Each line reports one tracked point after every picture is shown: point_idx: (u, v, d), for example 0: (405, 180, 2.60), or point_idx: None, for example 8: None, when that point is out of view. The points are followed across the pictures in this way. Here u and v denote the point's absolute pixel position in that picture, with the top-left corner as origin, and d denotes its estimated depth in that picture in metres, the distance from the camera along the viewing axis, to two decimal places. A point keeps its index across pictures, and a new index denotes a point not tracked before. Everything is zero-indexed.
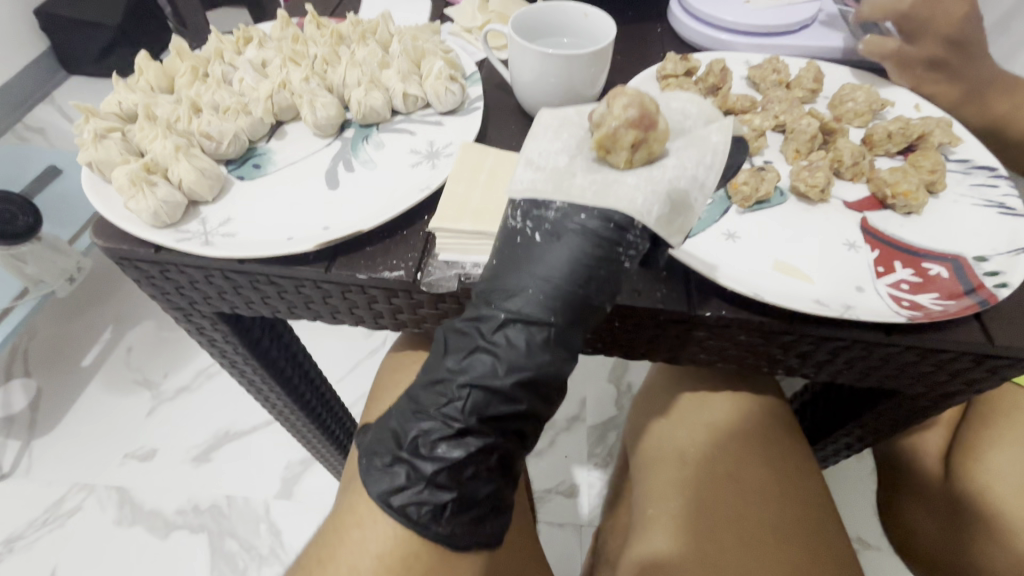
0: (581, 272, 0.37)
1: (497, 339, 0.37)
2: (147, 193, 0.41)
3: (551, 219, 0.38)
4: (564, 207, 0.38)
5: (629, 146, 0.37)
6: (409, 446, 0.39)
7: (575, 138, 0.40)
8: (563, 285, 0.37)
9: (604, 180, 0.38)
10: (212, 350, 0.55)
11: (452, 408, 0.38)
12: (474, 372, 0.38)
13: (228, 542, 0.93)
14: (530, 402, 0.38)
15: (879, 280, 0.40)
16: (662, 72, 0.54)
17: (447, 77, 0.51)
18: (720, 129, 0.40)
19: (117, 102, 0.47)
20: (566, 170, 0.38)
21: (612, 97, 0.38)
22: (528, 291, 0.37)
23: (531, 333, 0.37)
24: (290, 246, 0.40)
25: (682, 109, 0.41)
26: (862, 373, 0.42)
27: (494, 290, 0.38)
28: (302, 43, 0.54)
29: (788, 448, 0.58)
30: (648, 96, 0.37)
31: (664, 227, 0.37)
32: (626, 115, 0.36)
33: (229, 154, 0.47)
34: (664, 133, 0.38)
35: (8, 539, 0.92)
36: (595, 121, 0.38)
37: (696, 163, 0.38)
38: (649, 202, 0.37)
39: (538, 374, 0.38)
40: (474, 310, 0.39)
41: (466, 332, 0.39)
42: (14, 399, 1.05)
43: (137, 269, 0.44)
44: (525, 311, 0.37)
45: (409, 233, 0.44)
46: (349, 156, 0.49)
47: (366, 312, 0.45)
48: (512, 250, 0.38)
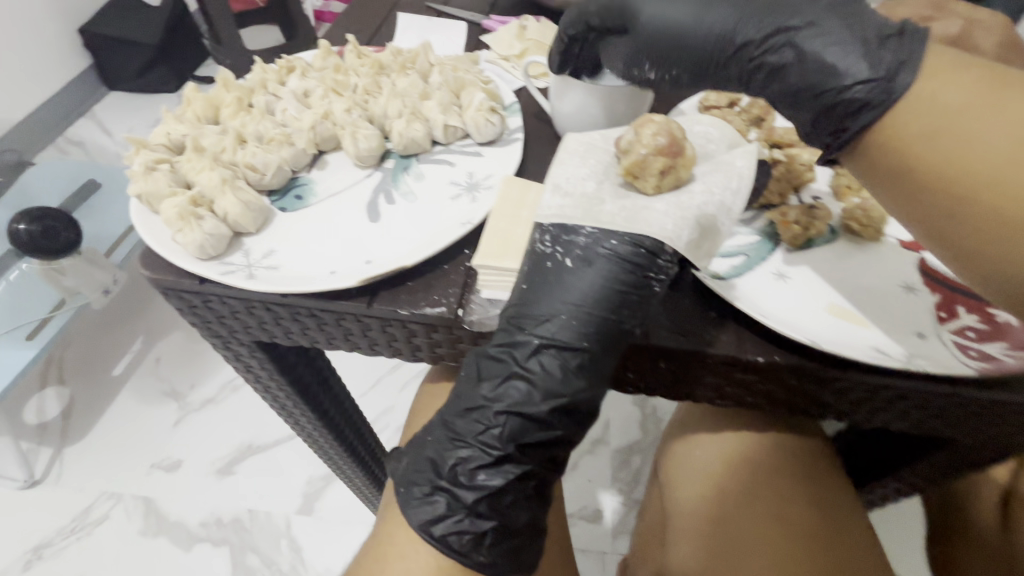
0: (614, 299, 0.37)
1: (531, 366, 0.37)
2: (194, 227, 0.41)
3: (582, 245, 0.37)
4: (594, 233, 0.37)
5: (658, 172, 0.37)
6: (448, 475, 0.38)
7: (601, 165, 0.40)
8: (596, 311, 0.37)
9: (633, 207, 0.38)
10: (247, 375, 0.55)
11: (489, 436, 0.37)
12: (510, 400, 0.37)
13: (249, 557, 0.93)
14: (564, 431, 0.38)
15: (942, 326, 0.38)
16: (704, 101, 0.53)
17: (487, 109, 0.51)
18: (744, 153, 0.41)
19: (166, 133, 0.48)
20: (594, 196, 0.38)
21: (639, 126, 0.39)
22: (561, 317, 0.37)
23: (564, 360, 0.37)
24: (333, 282, 0.40)
25: (704, 134, 0.43)
26: (918, 424, 0.40)
27: (525, 315, 0.38)
28: (343, 73, 0.55)
29: (825, 482, 0.56)
30: (676, 124, 0.39)
31: (693, 252, 0.37)
32: (656, 143, 0.37)
33: (272, 185, 0.47)
34: (690, 160, 0.38)
35: (37, 546, 0.94)
36: (624, 147, 0.39)
37: (722, 189, 0.39)
38: (677, 226, 0.37)
39: (572, 402, 0.37)
40: (507, 336, 0.38)
41: (500, 359, 0.38)
42: (49, 406, 1.07)
43: (180, 298, 0.44)
44: (561, 336, 0.37)
45: (449, 268, 0.43)
46: (389, 187, 0.49)
47: (404, 345, 0.45)
48: (543, 275, 0.38)
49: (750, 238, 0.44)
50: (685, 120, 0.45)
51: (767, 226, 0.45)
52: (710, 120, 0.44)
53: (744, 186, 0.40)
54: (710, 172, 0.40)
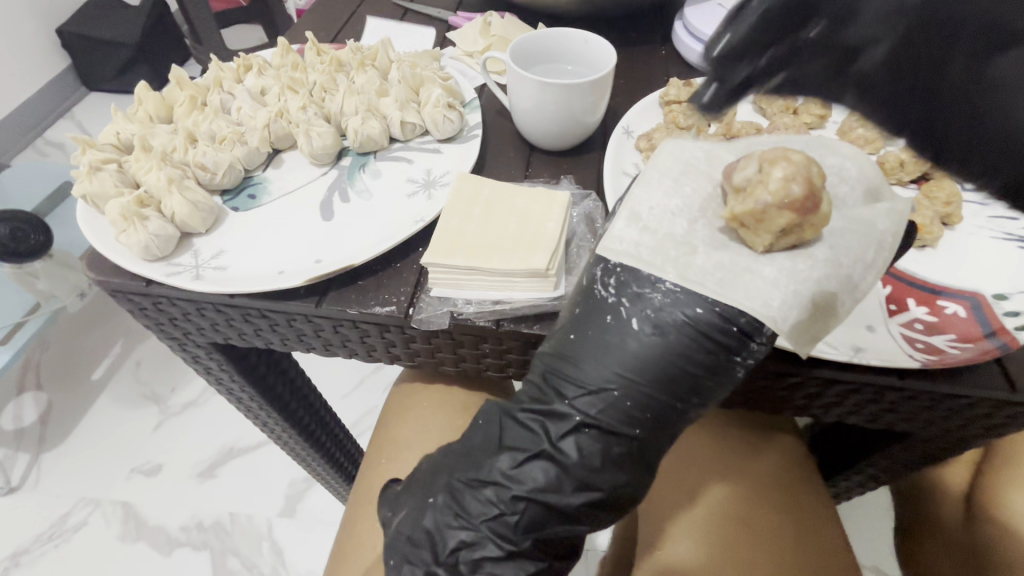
0: (684, 382, 0.31)
1: (565, 448, 0.32)
2: (138, 227, 0.40)
3: (655, 303, 0.31)
4: (674, 292, 0.30)
5: (777, 230, 0.30)
6: (446, 561, 0.35)
7: (698, 196, 0.33)
8: (654, 391, 0.31)
9: (733, 266, 0.30)
10: (208, 377, 0.54)
11: (501, 524, 0.33)
12: (532, 484, 0.33)
13: (230, 561, 0.92)
14: (578, 508, 0.33)
15: (892, 319, 0.38)
16: (665, 97, 0.53)
17: (444, 105, 0.50)
18: (887, 215, 0.32)
19: (115, 133, 0.47)
20: (683, 242, 0.31)
21: (768, 160, 0.31)
22: (613, 392, 0.31)
23: (605, 445, 0.32)
24: (281, 281, 0.40)
25: (840, 168, 0.33)
26: (871, 416, 0.40)
27: (568, 379, 0.32)
28: (300, 70, 0.54)
29: (823, 522, 0.54)
30: (818, 168, 0.30)
31: (791, 334, 0.30)
32: (785, 193, 0.29)
33: (224, 185, 0.47)
34: (824, 218, 0.30)
35: (14, 553, 0.92)
36: (739, 182, 0.31)
37: (853, 259, 0.31)
38: (786, 303, 0.29)
39: (604, 497, 0.32)
40: (545, 399, 0.33)
41: (530, 429, 0.34)
42: (25, 412, 1.06)
43: (130, 301, 0.44)
44: (606, 418, 0.31)
45: (402, 266, 0.43)
46: (344, 185, 0.48)
47: (359, 346, 0.44)
48: (597, 331, 0.32)
49: None
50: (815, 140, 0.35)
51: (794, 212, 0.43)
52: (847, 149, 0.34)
53: (884, 255, 0.31)
54: (844, 229, 0.31)
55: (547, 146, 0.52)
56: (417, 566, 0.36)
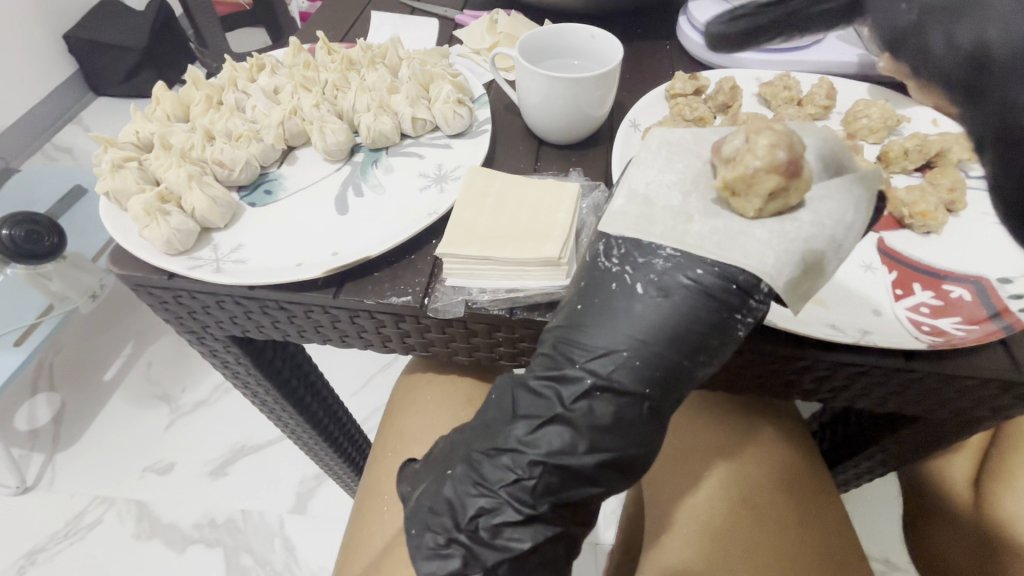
0: (691, 339, 0.31)
1: (578, 409, 0.33)
2: (160, 222, 0.41)
3: (659, 269, 0.31)
4: (676, 257, 0.30)
5: (766, 194, 0.29)
6: (468, 529, 0.36)
7: (690, 171, 0.33)
8: (664, 351, 0.31)
9: (727, 231, 0.30)
10: (224, 370, 0.55)
11: (520, 488, 0.34)
12: (549, 447, 0.33)
13: (242, 557, 0.94)
14: (592, 467, 0.33)
15: (898, 303, 0.39)
16: (670, 91, 0.54)
17: (454, 101, 0.51)
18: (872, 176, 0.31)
19: (135, 132, 0.49)
20: (680, 213, 0.31)
21: (754, 131, 0.29)
22: (623, 353, 0.32)
23: (617, 404, 0.32)
24: (299, 274, 0.41)
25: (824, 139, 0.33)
26: (878, 400, 0.41)
27: (577, 344, 0.33)
28: (312, 68, 0.55)
29: (823, 495, 0.55)
30: (799, 136, 0.29)
31: (791, 297, 0.30)
32: (772, 156, 0.28)
33: (241, 181, 0.48)
34: (807, 181, 0.29)
35: (31, 551, 0.94)
36: (727, 152, 0.30)
37: (837, 221, 0.30)
38: (781, 262, 0.29)
39: (622, 454, 0.33)
40: (554, 368, 0.34)
41: (543, 396, 0.34)
42: (39, 413, 1.07)
43: (151, 295, 0.45)
44: (620, 379, 0.32)
45: (417, 258, 0.44)
46: (358, 180, 0.49)
47: (375, 336, 0.45)
48: (603, 296, 0.32)
49: None
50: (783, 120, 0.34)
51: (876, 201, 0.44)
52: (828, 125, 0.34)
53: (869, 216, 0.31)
54: (830, 191, 0.30)
55: (556, 140, 0.53)
56: (436, 528, 0.37)
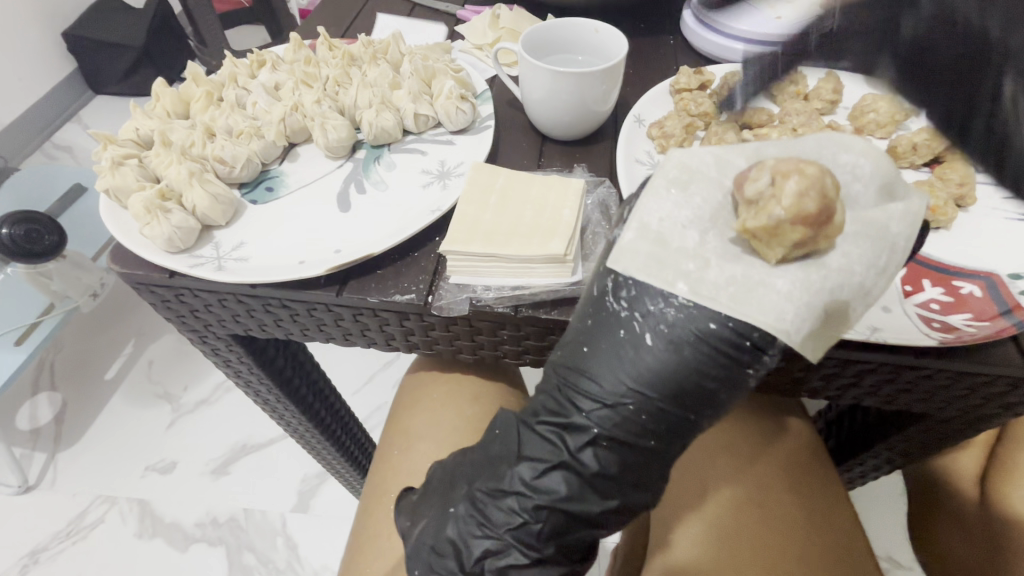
0: (698, 395, 0.30)
1: (583, 458, 0.32)
2: (161, 220, 0.41)
3: (670, 320, 0.29)
4: (687, 308, 0.29)
5: (792, 244, 0.28)
6: (474, 570, 0.36)
7: (707, 207, 0.31)
8: (671, 408, 0.30)
9: (746, 280, 0.29)
10: (227, 369, 0.55)
11: (526, 533, 0.34)
12: (554, 495, 0.33)
13: (245, 556, 0.93)
14: (598, 512, 0.33)
15: (908, 299, 0.38)
16: (675, 86, 0.54)
17: (457, 96, 0.51)
18: (905, 215, 0.30)
19: (135, 129, 0.48)
20: (693, 256, 0.30)
21: (782, 172, 0.28)
22: (627, 408, 0.30)
23: (621, 457, 0.32)
24: (301, 271, 0.40)
25: (854, 165, 0.31)
26: (887, 397, 0.41)
27: (582, 389, 0.32)
28: (313, 64, 0.54)
29: (835, 505, 0.54)
30: (832, 179, 0.28)
31: (808, 348, 0.29)
32: (799, 206, 0.27)
33: (242, 178, 0.47)
34: (836, 227, 0.28)
35: (33, 551, 0.94)
36: (751, 195, 0.29)
37: (866, 267, 0.29)
38: (800, 317, 0.28)
39: (626, 500, 0.33)
40: (559, 412, 0.33)
41: (549, 440, 0.33)
42: (41, 412, 1.07)
43: (153, 294, 0.44)
44: (626, 434, 0.31)
45: (420, 255, 0.43)
46: (360, 177, 0.49)
47: (378, 334, 0.45)
48: (609, 344, 0.31)
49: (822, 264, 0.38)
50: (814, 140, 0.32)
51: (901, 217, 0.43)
52: (863, 146, 0.31)
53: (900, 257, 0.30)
54: (859, 234, 0.29)
55: (560, 135, 0.52)
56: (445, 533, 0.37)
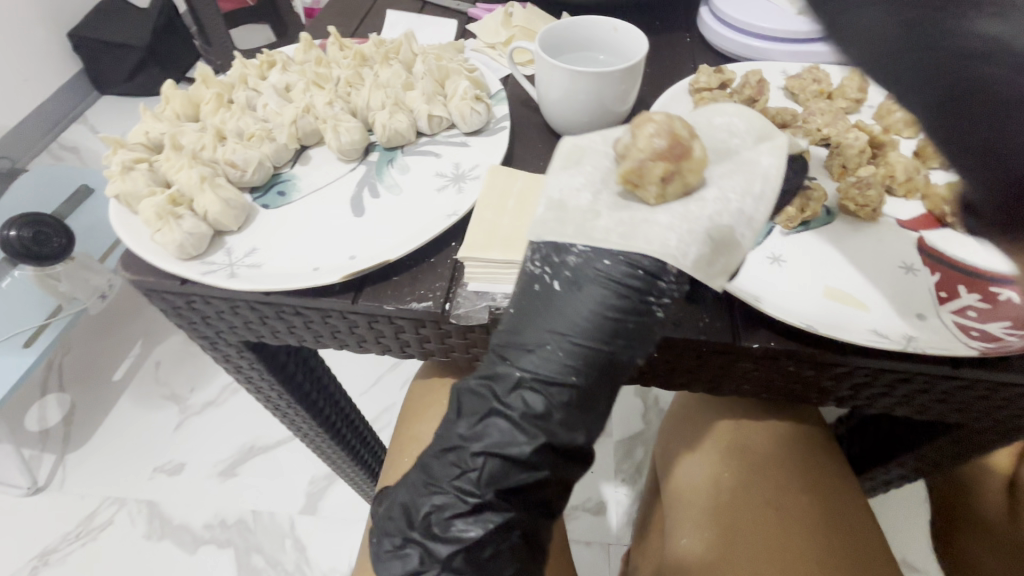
0: (606, 327, 0.33)
1: (511, 401, 0.34)
2: (173, 226, 0.40)
3: (571, 266, 0.34)
4: (586, 253, 0.33)
5: (660, 178, 0.33)
6: (421, 525, 0.36)
7: (597, 171, 0.36)
8: (584, 344, 0.33)
9: (632, 220, 0.34)
10: (238, 376, 0.54)
11: (466, 481, 0.35)
12: (489, 439, 0.35)
13: (253, 558, 0.93)
14: (535, 455, 0.34)
15: (943, 307, 0.37)
16: (694, 84, 0.52)
17: (472, 97, 0.50)
18: (771, 150, 0.36)
19: (144, 132, 0.47)
20: (589, 210, 0.35)
21: (636, 126, 0.35)
22: (544, 349, 0.34)
23: (543, 397, 0.34)
24: (316, 279, 0.39)
25: (727, 126, 0.38)
26: (919, 408, 0.40)
27: (507, 342, 0.35)
28: (324, 65, 0.54)
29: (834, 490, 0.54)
30: (679, 122, 0.34)
31: (707, 272, 0.33)
32: (654, 147, 0.33)
33: (254, 182, 0.46)
34: (699, 161, 0.34)
35: (42, 553, 0.93)
36: (620, 152, 0.35)
37: (740, 193, 0.35)
38: (684, 242, 0.32)
39: (555, 440, 0.34)
40: (490, 367, 0.36)
41: (480, 392, 0.36)
42: (50, 413, 1.07)
43: (164, 300, 0.43)
44: (546, 372, 0.33)
45: (437, 261, 0.42)
46: (373, 180, 0.48)
47: (393, 342, 0.44)
48: (529, 300, 0.35)
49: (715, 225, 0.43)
50: (699, 113, 0.40)
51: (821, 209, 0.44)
52: (736, 108, 0.39)
53: (771, 186, 0.35)
54: (732, 171, 0.36)
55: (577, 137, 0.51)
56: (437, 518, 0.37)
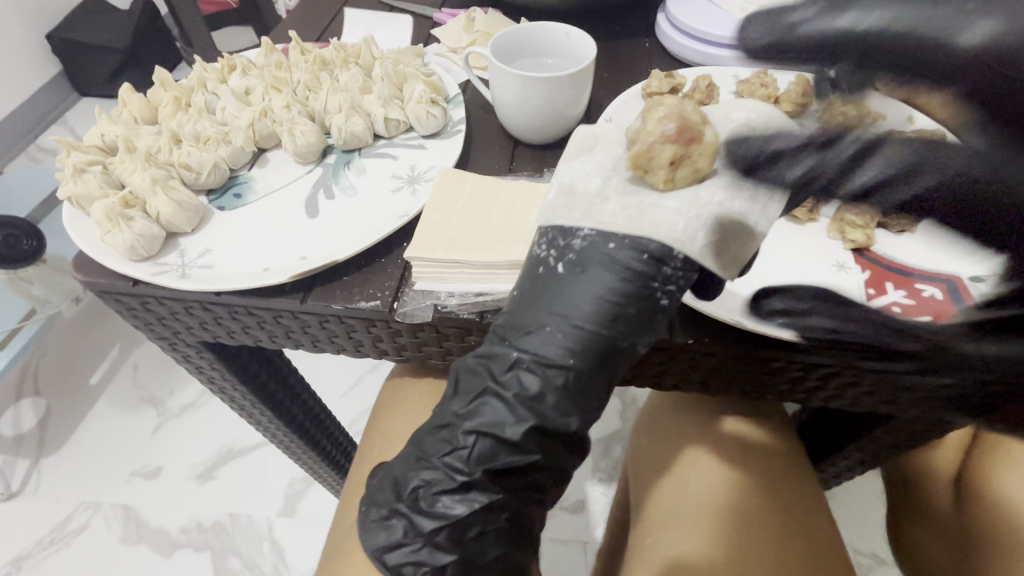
0: (608, 313, 0.33)
1: (508, 381, 0.34)
2: (123, 228, 0.41)
3: (576, 249, 0.34)
4: (591, 236, 0.33)
5: (668, 163, 0.31)
6: (409, 497, 0.36)
7: (609, 158, 0.35)
8: (586, 327, 0.33)
9: (639, 206, 0.33)
10: (200, 376, 0.54)
11: (457, 459, 0.35)
12: (484, 418, 0.34)
13: (230, 561, 0.93)
14: (522, 437, 0.34)
15: (868, 302, 0.39)
16: (647, 89, 0.54)
17: (427, 101, 0.51)
18: (800, 136, 0.32)
19: (100, 135, 0.48)
20: (596, 195, 0.34)
21: (649, 109, 0.34)
22: (545, 329, 0.34)
23: (539, 378, 0.34)
24: (265, 278, 0.40)
25: (751, 113, 0.35)
26: (852, 400, 0.41)
27: (506, 323, 0.35)
28: (284, 69, 0.54)
29: (809, 499, 0.54)
30: (690, 105, 0.32)
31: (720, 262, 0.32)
32: (663, 130, 0.31)
33: (209, 184, 0.47)
34: (714, 146, 0.32)
35: (16, 558, 0.93)
36: (631, 136, 0.34)
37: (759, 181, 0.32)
38: (691, 227, 0.31)
39: (546, 422, 0.34)
40: (489, 348, 0.36)
41: (477, 372, 0.36)
42: (24, 418, 1.06)
43: (118, 302, 0.44)
44: (546, 352, 0.33)
45: (387, 261, 0.43)
46: (329, 182, 0.48)
47: (347, 341, 0.45)
48: (532, 282, 0.35)
49: None
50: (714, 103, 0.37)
51: None
52: (755, 104, 0.35)
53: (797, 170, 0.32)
54: None
55: (531, 140, 0.52)
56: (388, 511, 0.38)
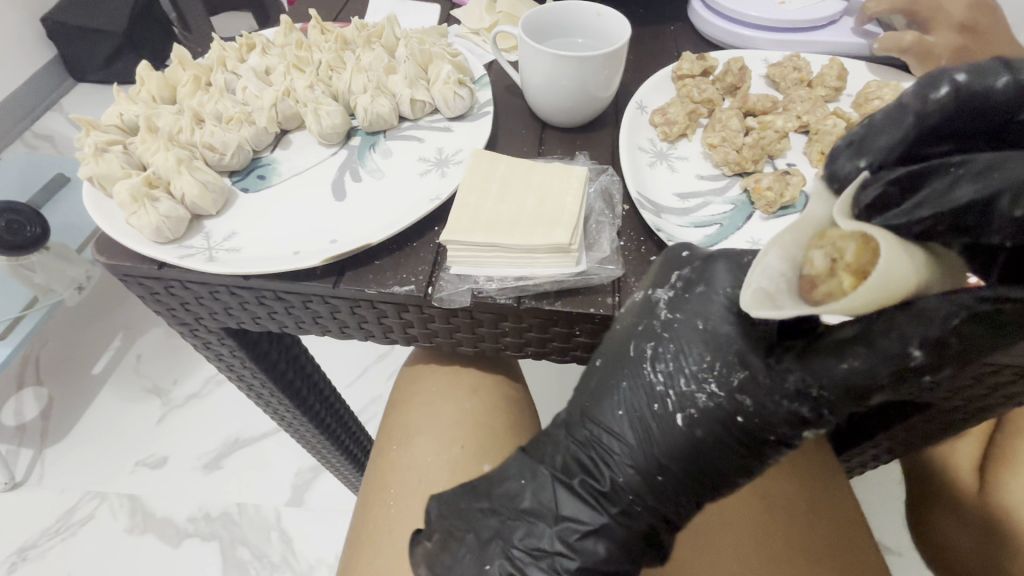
0: (701, 468, 0.33)
1: (600, 484, 0.35)
2: (148, 209, 0.39)
3: (699, 405, 0.31)
4: (718, 398, 0.31)
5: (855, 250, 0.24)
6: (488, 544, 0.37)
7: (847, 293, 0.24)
8: (675, 469, 0.33)
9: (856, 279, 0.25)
10: (220, 364, 0.53)
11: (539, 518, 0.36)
12: (568, 507, 0.35)
13: (239, 550, 0.92)
14: (609, 521, 0.35)
15: None
16: (678, 72, 0.53)
17: (455, 82, 0.49)
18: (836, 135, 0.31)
19: (119, 115, 0.46)
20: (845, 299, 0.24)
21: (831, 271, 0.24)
22: (631, 464, 0.34)
23: (611, 514, 0.35)
24: (296, 263, 0.39)
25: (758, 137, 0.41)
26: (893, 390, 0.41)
27: (595, 425, 0.35)
28: (305, 49, 0.53)
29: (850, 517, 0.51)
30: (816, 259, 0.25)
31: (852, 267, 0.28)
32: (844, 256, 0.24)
33: (233, 166, 0.45)
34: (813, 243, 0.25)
35: (20, 549, 0.92)
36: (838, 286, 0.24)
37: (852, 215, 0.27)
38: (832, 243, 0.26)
39: (615, 529, 0.35)
40: (585, 442, 0.36)
41: (568, 468, 0.36)
42: (26, 408, 1.05)
43: (141, 286, 0.43)
44: (625, 485, 0.34)
45: (419, 246, 0.42)
46: (355, 164, 0.47)
47: (376, 327, 0.44)
48: (644, 415, 0.33)
49: (725, 208, 0.45)
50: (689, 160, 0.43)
51: (744, 195, 0.45)
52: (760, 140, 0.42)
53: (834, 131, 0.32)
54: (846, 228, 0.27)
55: (559, 122, 0.51)
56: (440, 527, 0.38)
